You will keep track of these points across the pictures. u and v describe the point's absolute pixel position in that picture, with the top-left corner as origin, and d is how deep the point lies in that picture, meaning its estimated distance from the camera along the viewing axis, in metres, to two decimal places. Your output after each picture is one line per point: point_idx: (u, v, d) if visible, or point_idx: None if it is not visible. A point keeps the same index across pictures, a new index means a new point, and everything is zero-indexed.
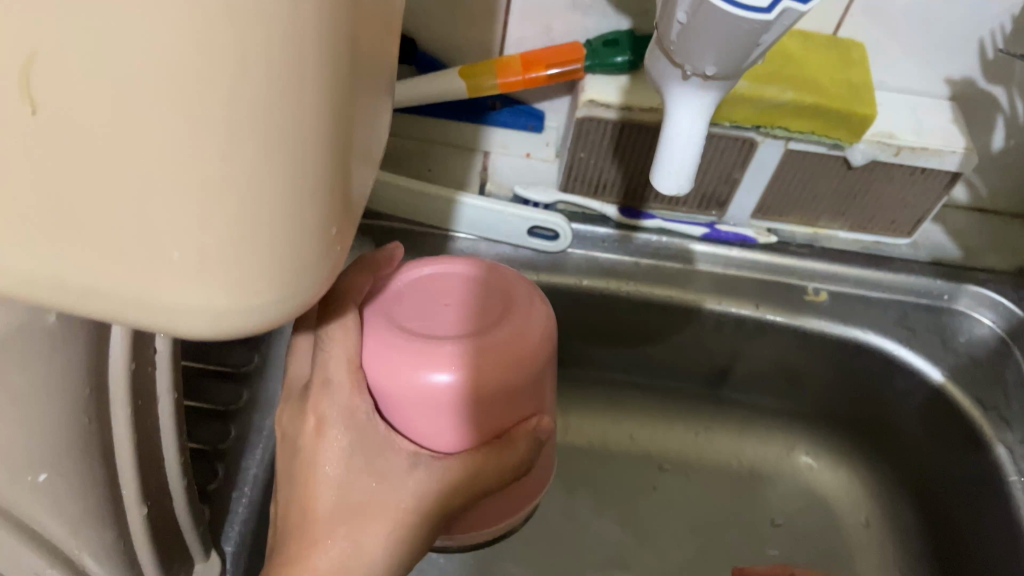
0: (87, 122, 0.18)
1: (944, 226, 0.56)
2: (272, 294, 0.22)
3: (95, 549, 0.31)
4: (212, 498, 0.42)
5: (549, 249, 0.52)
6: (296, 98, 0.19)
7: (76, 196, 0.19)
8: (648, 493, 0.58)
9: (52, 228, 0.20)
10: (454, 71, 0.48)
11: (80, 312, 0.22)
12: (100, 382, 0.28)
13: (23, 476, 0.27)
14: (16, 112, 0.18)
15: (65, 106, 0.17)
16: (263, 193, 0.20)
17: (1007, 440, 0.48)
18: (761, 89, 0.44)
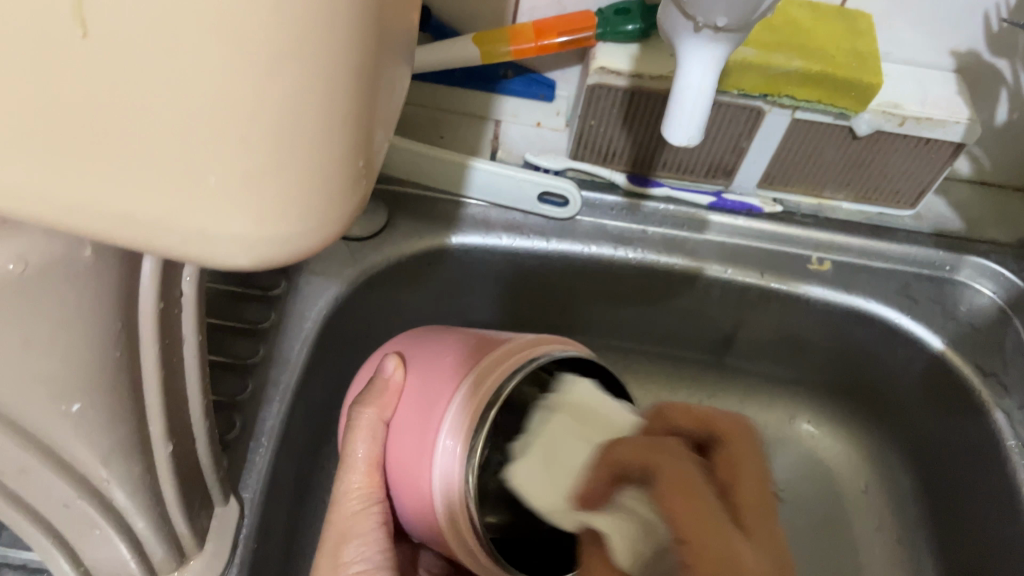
0: (135, 48, 0.19)
1: (946, 198, 0.57)
2: (301, 222, 0.23)
3: (125, 481, 0.32)
4: (231, 450, 0.43)
5: (558, 215, 0.54)
6: (331, 33, 0.20)
7: (120, 122, 0.20)
8: None
9: (95, 155, 0.21)
10: (467, 38, 0.49)
11: (118, 240, 0.24)
12: (133, 317, 0.29)
13: (60, 404, 0.29)
14: (68, 36, 0.18)
15: (114, 30, 0.18)
16: (297, 122, 0.21)
17: (1006, 406, 0.50)
18: (768, 57, 0.45)
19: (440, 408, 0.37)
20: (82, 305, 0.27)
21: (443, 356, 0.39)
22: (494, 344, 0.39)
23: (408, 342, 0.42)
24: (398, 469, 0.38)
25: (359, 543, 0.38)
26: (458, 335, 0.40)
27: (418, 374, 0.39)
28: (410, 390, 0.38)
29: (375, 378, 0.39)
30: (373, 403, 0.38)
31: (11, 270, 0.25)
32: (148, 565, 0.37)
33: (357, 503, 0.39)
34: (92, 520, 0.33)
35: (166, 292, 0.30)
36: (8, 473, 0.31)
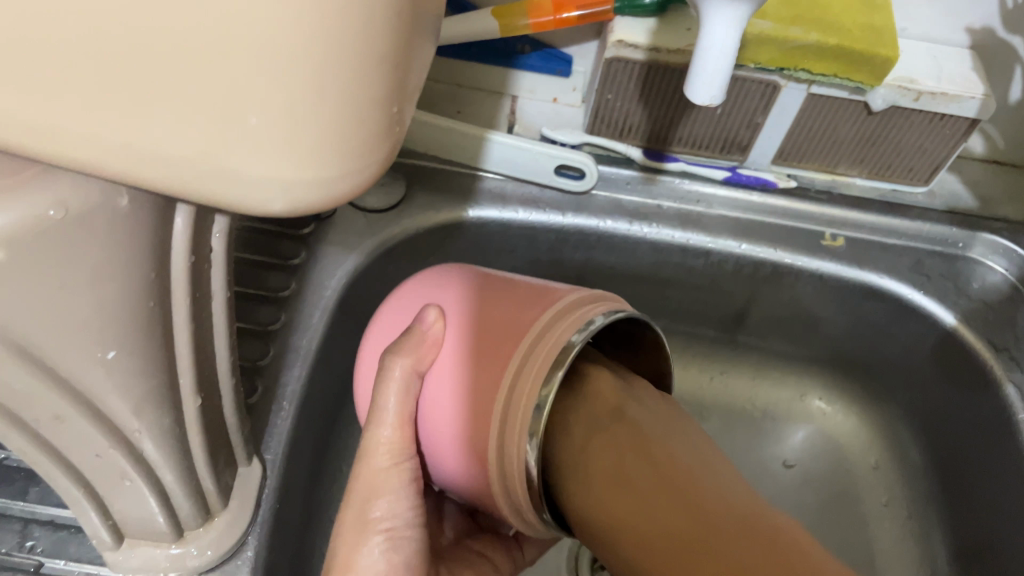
0: None
1: (959, 176, 0.57)
2: (336, 167, 0.24)
3: (154, 431, 0.33)
4: (256, 413, 0.45)
5: (574, 189, 0.54)
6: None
7: (159, 68, 0.20)
8: None
9: (132, 101, 0.21)
10: (486, 11, 0.50)
11: (154, 186, 0.24)
12: (166, 267, 0.30)
13: (94, 352, 0.29)
14: None
15: None
16: (338, 69, 0.21)
17: (1016, 378, 0.50)
18: (786, 30, 0.46)
19: (496, 369, 0.34)
20: (118, 254, 0.28)
21: (494, 310, 0.36)
22: (548, 296, 0.37)
23: (440, 291, 0.38)
24: (438, 423, 0.36)
25: (390, 498, 0.38)
26: (501, 286, 0.38)
27: (462, 326, 0.36)
28: (454, 344, 0.36)
29: (413, 330, 0.36)
30: (411, 356, 0.35)
31: (53, 216, 0.25)
32: (175, 520, 0.38)
33: (386, 453, 0.37)
34: (122, 472, 0.34)
35: (197, 244, 0.31)
36: (42, 422, 0.31)
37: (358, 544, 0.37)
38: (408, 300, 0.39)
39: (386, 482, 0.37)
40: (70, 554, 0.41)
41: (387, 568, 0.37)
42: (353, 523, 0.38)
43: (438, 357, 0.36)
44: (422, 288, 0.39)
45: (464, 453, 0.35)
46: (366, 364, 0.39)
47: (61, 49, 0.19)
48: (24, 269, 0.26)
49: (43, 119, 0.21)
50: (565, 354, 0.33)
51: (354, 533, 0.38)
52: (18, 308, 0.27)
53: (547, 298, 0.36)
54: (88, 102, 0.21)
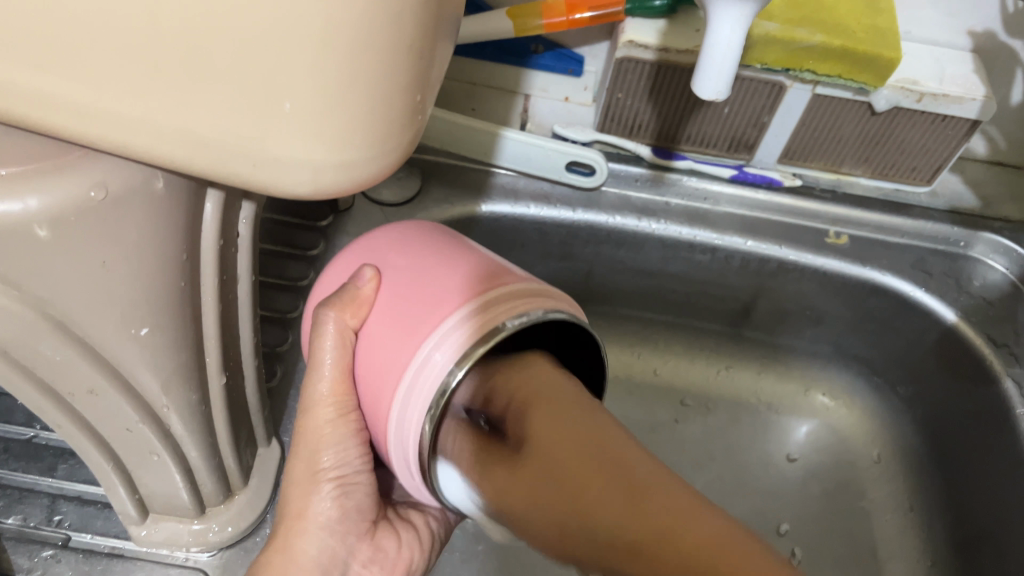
0: None
1: (962, 176, 0.59)
2: (362, 151, 0.25)
3: (181, 407, 0.35)
4: (275, 397, 0.47)
5: (584, 185, 0.56)
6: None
7: (203, 55, 0.21)
8: (669, 425, 0.62)
9: (176, 85, 0.22)
10: (501, 11, 0.51)
11: (192, 169, 0.25)
12: (196, 252, 0.32)
13: (128, 329, 0.31)
14: None
15: None
16: (370, 57, 0.22)
17: (1015, 373, 0.51)
18: (792, 31, 0.47)
19: (412, 340, 0.33)
20: (155, 235, 0.29)
21: (430, 272, 0.34)
22: (491, 275, 0.34)
23: (389, 249, 0.36)
24: (363, 384, 0.35)
25: (337, 447, 0.38)
26: (455, 250, 0.35)
27: (393, 288, 0.34)
28: (384, 305, 0.34)
29: (348, 285, 0.35)
30: (339, 311, 0.34)
31: (94, 198, 0.26)
32: (198, 496, 0.41)
33: (325, 406, 0.37)
34: (150, 446, 0.36)
35: (225, 227, 0.32)
36: (77, 395, 0.33)
37: (311, 491, 0.39)
38: (356, 256, 0.37)
39: (334, 435, 0.38)
40: (96, 527, 0.43)
41: (340, 513, 0.40)
42: (305, 473, 0.40)
43: (368, 314, 0.35)
44: (371, 244, 0.37)
45: (379, 419, 0.34)
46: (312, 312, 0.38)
47: (114, 37, 0.21)
48: (69, 250, 0.28)
49: (95, 105, 0.23)
50: (486, 338, 0.31)
51: (306, 480, 0.40)
52: (61, 286, 0.29)
53: (489, 277, 0.34)
54: (135, 86, 0.22)
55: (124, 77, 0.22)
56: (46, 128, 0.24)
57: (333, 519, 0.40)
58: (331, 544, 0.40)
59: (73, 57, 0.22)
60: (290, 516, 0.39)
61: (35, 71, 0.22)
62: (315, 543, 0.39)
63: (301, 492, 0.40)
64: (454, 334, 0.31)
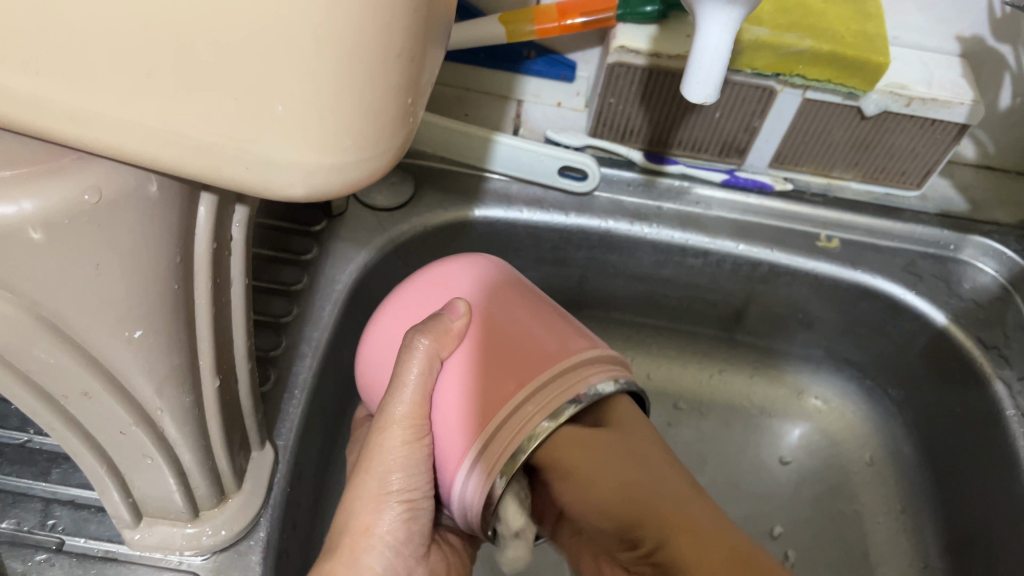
0: None
1: (951, 180, 0.59)
2: (353, 153, 0.25)
3: (174, 410, 0.35)
4: (269, 401, 0.47)
5: (577, 190, 0.56)
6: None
7: (194, 56, 0.22)
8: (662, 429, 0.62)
9: (168, 86, 0.22)
10: (493, 17, 0.52)
11: (184, 171, 0.26)
12: (190, 254, 0.32)
13: (122, 331, 0.31)
14: None
15: None
16: (361, 58, 0.22)
17: (1005, 375, 0.51)
18: (781, 37, 0.47)
19: (507, 393, 0.35)
20: (149, 237, 0.29)
21: (519, 332, 0.37)
22: (568, 333, 0.38)
23: (476, 292, 0.39)
24: (435, 418, 0.37)
25: (411, 474, 0.38)
26: (535, 302, 0.39)
27: (486, 331, 0.37)
28: (475, 347, 0.37)
29: (441, 317, 0.37)
30: (435, 341, 0.36)
31: (88, 201, 0.27)
32: (192, 499, 0.41)
33: (404, 429, 0.37)
34: (144, 449, 0.36)
35: (219, 230, 0.33)
36: (71, 398, 0.33)
37: (378, 508, 0.40)
38: (435, 289, 0.39)
39: (409, 460, 0.38)
40: (89, 532, 0.43)
41: (406, 535, 0.40)
42: (374, 490, 0.40)
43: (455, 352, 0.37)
44: (457, 281, 0.39)
45: (448, 453, 0.37)
46: (392, 332, 0.40)
47: (106, 37, 0.21)
48: (63, 252, 0.28)
49: (87, 106, 0.23)
50: (558, 412, 0.35)
51: (374, 498, 0.40)
52: (56, 289, 0.29)
53: (571, 340, 0.38)
54: (125, 86, 0.22)
55: (117, 79, 0.22)
56: (40, 131, 0.24)
57: (398, 539, 0.40)
58: (395, 564, 0.40)
59: (66, 57, 0.22)
60: (356, 529, 0.40)
61: (28, 72, 0.22)
62: (381, 561, 0.40)
63: (367, 508, 0.40)
64: (548, 393, 0.35)
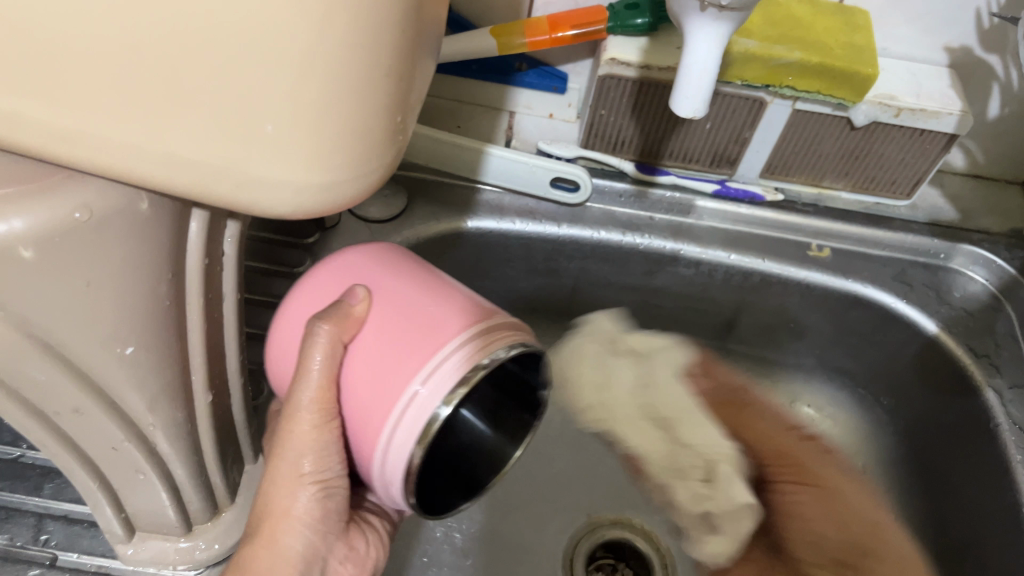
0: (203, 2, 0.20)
1: (941, 190, 0.60)
2: (343, 171, 0.25)
3: (167, 425, 0.35)
4: (262, 414, 0.47)
5: (569, 201, 0.56)
6: (381, 2, 0.22)
7: (184, 76, 0.22)
8: None
9: (158, 107, 0.23)
10: (485, 30, 0.52)
11: (174, 190, 0.26)
12: (182, 270, 0.32)
13: (115, 348, 0.31)
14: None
15: None
16: (349, 77, 0.23)
17: (995, 384, 0.52)
18: (770, 48, 0.48)
19: (411, 368, 0.34)
20: (139, 255, 0.29)
21: (420, 306, 0.36)
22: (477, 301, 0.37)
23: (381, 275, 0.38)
24: (345, 401, 0.36)
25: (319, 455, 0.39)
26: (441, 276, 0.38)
27: (389, 310, 0.36)
28: (379, 326, 0.36)
29: (342, 302, 0.36)
30: (336, 327, 0.35)
31: (79, 219, 0.27)
32: (185, 514, 0.41)
33: (313, 415, 0.37)
34: (136, 465, 0.36)
35: (211, 246, 0.33)
36: (62, 415, 0.33)
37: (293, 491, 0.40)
38: (342, 273, 0.38)
39: (317, 443, 0.38)
40: (82, 547, 0.43)
41: (321, 513, 0.41)
42: (287, 475, 0.40)
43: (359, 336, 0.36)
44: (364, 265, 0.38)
45: (363, 437, 0.36)
46: (295, 320, 0.38)
47: (95, 58, 0.21)
48: (55, 270, 0.28)
49: (77, 126, 0.23)
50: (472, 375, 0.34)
51: (287, 482, 0.40)
52: (48, 307, 0.29)
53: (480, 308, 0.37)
54: (115, 106, 0.23)
55: (107, 98, 0.22)
56: (31, 151, 0.24)
57: (314, 517, 0.41)
58: (314, 542, 0.41)
59: (55, 78, 0.22)
60: (276, 513, 0.40)
61: (19, 93, 0.22)
62: (300, 540, 0.40)
63: (283, 491, 0.40)
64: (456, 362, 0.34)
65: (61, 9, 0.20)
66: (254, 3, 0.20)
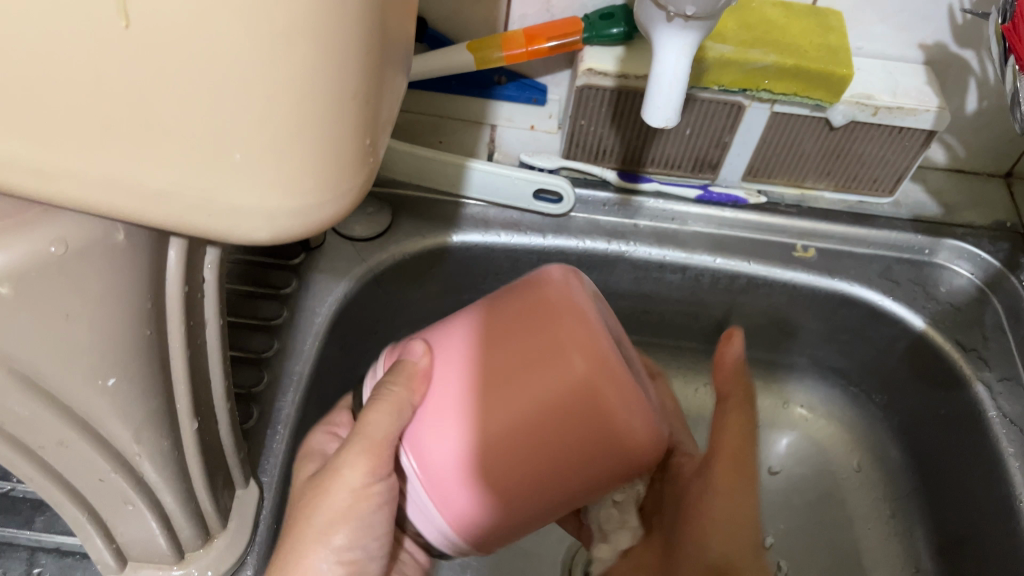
0: (163, 36, 0.20)
1: (923, 185, 0.60)
2: (314, 198, 0.26)
3: (153, 455, 0.35)
4: (252, 437, 0.48)
5: (552, 212, 0.57)
6: (339, 30, 0.22)
7: (150, 110, 0.22)
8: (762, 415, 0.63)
9: (124, 140, 0.23)
10: (462, 46, 0.52)
11: (147, 221, 0.26)
12: (161, 300, 0.32)
13: (96, 380, 0.31)
14: (96, 29, 0.20)
15: (145, 22, 0.20)
16: (315, 102, 0.23)
17: (985, 377, 0.52)
18: (745, 53, 0.48)
19: (505, 333, 0.36)
20: (115, 287, 0.29)
21: (529, 362, 0.35)
22: (489, 431, 0.35)
23: (569, 445, 0.35)
24: (486, 313, 0.37)
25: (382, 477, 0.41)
26: (523, 410, 0.35)
27: (554, 357, 0.35)
28: (530, 342, 0.35)
29: (565, 340, 0.35)
30: (553, 316, 0.36)
31: (55, 253, 0.27)
32: (176, 542, 0.41)
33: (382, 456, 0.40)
34: (125, 495, 0.37)
35: (191, 275, 0.33)
36: (47, 448, 0.33)
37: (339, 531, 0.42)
38: (571, 355, 0.35)
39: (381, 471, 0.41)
40: None
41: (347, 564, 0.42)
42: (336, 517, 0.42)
43: (499, 338, 0.36)
44: (568, 479, 0.36)
45: (461, 320, 0.38)
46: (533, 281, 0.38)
47: (61, 90, 0.21)
48: (31, 305, 0.28)
49: (48, 162, 0.23)
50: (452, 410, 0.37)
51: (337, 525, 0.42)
52: (26, 343, 0.29)
53: (502, 416, 0.35)
54: (81, 141, 0.23)
55: (75, 132, 0.22)
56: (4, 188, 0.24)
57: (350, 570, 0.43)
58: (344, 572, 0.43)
59: (22, 114, 0.22)
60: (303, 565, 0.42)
61: None
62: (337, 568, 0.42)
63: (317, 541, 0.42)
64: (479, 377, 0.36)
65: (20, 41, 0.20)
66: (210, 37, 0.20)
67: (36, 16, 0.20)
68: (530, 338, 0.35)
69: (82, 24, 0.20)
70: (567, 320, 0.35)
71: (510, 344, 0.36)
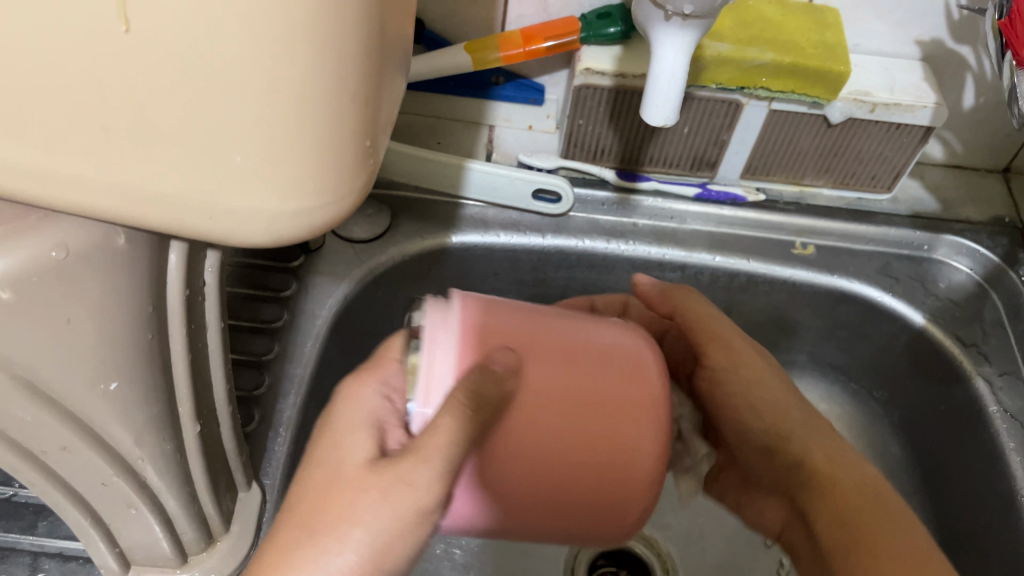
0: (162, 41, 0.20)
1: (921, 182, 0.60)
2: (315, 201, 0.26)
3: (155, 459, 0.35)
4: (253, 441, 0.48)
5: (552, 212, 0.57)
6: (338, 32, 0.22)
7: (150, 115, 0.22)
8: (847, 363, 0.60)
9: (125, 145, 0.23)
10: (458, 46, 0.52)
11: (149, 225, 0.26)
12: (162, 303, 0.32)
13: (98, 384, 0.31)
14: (96, 35, 0.20)
15: (144, 27, 0.20)
16: (315, 105, 0.23)
17: (985, 372, 0.52)
18: (742, 51, 0.48)
19: (584, 381, 0.34)
20: (116, 290, 0.29)
21: (590, 425, 0.33)
22: (518, 455, 0.33)
23: (579, 502, 0.34)
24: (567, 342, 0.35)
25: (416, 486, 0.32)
26: (557, 460, 0.33)
27: (609, 434, 0.34)
28: (598, 409, 0.34)
29: (626, 428, 0.34)
30: (628, 400, 0.34)
31: (56, 257, 0.27)
32: (179, 545, 0.41)
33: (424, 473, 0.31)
34: (128, 500, 0.37)
35: (191, 278, 0.33)
36: (50, 452, 0.33)
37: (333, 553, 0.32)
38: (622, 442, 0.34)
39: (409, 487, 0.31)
40: None
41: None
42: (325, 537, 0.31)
43: (584, 365, 0.34)
44: (541, 524, 0.35)
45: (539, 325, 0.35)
46: (624, 333, 0.37)
47: (62, 95, 0.21)
48: (32, 310, 0.28)
49: (49, 168, 0.23)
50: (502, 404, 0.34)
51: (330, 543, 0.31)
52: (27, 348, 0.29)
53: (540, 448, 0.33)
54: (82, 146, 0.23)
55: (76, 136, 0.22)
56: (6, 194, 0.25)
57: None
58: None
59: (23, 120, 0.22)
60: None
61: None
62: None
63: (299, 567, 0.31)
64: (539, 394, 0.33)
65: (20, 47, 0.20)
66: (210, 40, 0.20)
67: (37, 22, 0.20)
68: (611, 401, 0.34)
69: (81, 29, 0.20)
70: (638, 410, 0.34)
71: (583, 396, 0.33)
